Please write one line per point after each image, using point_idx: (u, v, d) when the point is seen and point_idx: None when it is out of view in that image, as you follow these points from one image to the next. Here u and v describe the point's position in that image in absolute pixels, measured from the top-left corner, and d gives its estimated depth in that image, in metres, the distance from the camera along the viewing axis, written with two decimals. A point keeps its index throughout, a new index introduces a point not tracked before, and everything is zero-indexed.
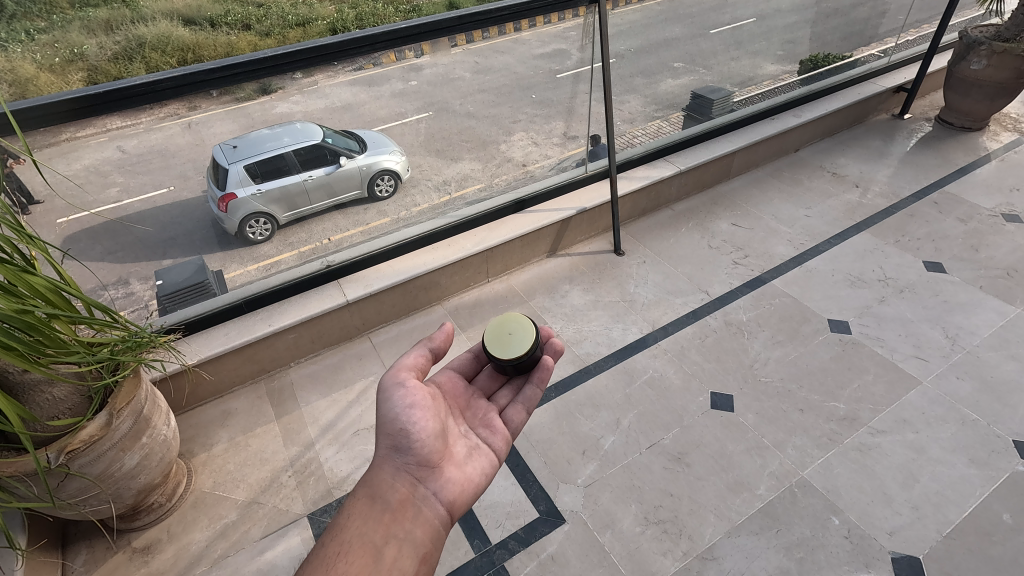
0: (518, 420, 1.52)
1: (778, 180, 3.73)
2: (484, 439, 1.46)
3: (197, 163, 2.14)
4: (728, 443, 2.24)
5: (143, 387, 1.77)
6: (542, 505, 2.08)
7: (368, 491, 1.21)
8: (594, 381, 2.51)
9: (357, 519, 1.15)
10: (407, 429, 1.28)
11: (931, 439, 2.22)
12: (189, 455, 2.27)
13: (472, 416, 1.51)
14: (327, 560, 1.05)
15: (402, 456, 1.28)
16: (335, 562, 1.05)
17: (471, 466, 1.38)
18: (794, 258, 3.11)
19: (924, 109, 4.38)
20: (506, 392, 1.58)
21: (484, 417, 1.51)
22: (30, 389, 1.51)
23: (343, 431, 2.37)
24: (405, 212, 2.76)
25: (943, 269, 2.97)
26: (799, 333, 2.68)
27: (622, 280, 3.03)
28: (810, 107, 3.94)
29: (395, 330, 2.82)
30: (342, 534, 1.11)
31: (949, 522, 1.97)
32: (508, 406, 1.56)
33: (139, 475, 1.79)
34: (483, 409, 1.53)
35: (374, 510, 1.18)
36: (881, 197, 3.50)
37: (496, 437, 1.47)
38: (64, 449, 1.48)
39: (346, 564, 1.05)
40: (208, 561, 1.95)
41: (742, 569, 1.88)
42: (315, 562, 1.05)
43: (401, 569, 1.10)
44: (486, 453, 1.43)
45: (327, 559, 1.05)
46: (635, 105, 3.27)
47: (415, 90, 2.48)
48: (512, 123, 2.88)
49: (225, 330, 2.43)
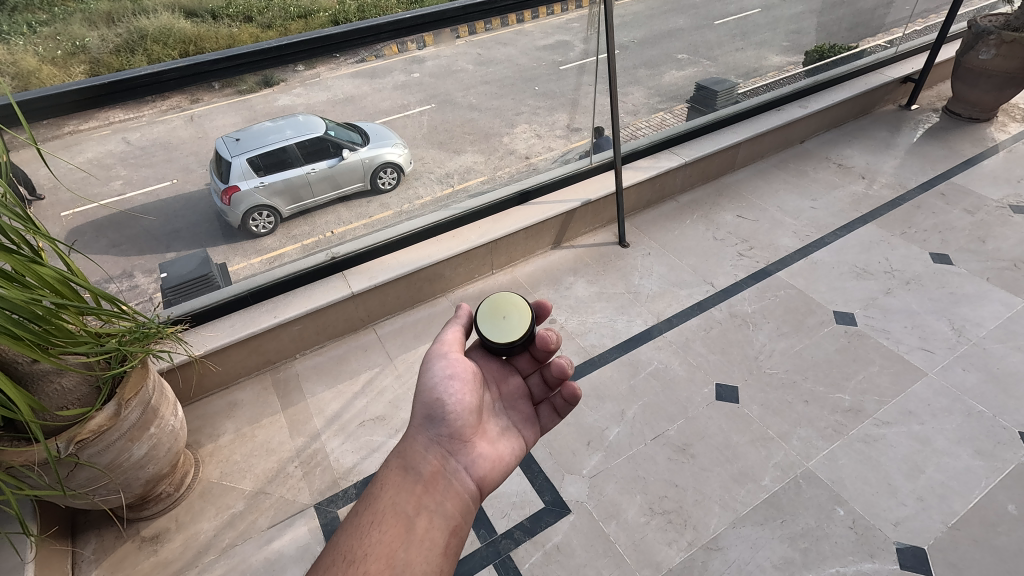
0: (547, 421, 1.54)
1: (784, 172, 3.71)
2: (513, 422, 1.46)
3: (200, 155, 2.11)
4: (732, 434, 2.24)
5: (151, 378, 1.78)
6: (547, 496, 2.09)
7: (400, 461, 1.20)
8: (598, 373, 2.51)
9: (389, 489, 1.14)
10: (438, 400, 1.28)
11: (936, 431, 2.22)
12: (196, 445, 2.29)
13: (508, 398, 1.50)
14: (360, 530, 1.05)
15: (435, 428, 1.26)
16: (369, 531, 1.05)
17: (500, 445, 1.37)
18: (799, 249, 3.10)
19: (930, 100, 4.35)
20: (539, 382, 1.55)
21: (515, 399, 1.51)
22: (40, 380, 1.52)
23: (349, 422, 2.38)
24: (409, 205, 2.75)
25: (949, 261, 2.95)
26: (804, 325, 2.67)
27: (626, 272, 3.03)
28: (816, 99, 3.91)
29: (400, 322, 2.82)
30: (376, 502, 1.11)
31: (954, 513, 1.97)
32: (538, 398, 1.56)
33: (147, 466, 1.80)
34: (516, 392, 1.52)
35: (405, 480, 1.16)
36: (887, 188, 3.48)
37: (524, 424, 1.48)
38: (73, 439, 1.50)
39: (379, 533, 1.05)
40: (216, 551, 1.96)
41: (747, 559, 1.89)
42: (347, 531, 1.05)
43: (432, 538, 1.08)
44: (516, 437, 1.43)
45: (360, 529, 1.05)
46: (639, 96, 3.24)
47: (417, 82, 2.48)
48: (515, 115, 2.86)
49: (230, 322, 2.44)
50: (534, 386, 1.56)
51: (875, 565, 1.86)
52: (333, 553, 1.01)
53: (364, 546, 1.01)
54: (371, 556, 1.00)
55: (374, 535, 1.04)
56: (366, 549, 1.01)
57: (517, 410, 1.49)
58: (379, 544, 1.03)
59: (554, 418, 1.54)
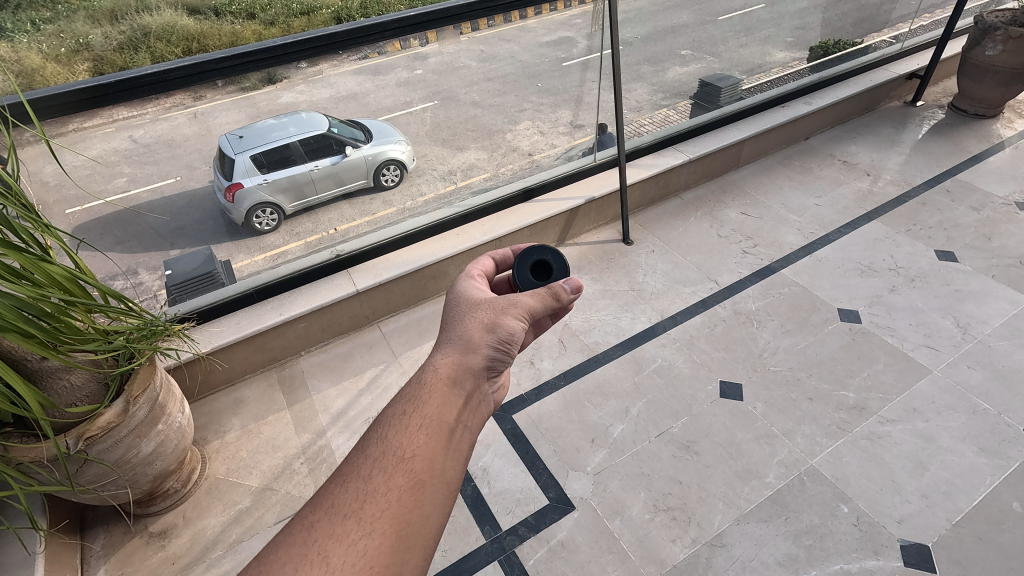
0: None
1: (788, 169, 3.70)
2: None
3: (203, 152, 2.12)
4: (737, 432, 2.25)
5: (158, 375, 1.79)
6: (552, 493, 2.10)
7: (453, 370, 0.97)
8: (602, 371, 2.51)
9: (440, 395, 0.93)
10: (507, 342, 1.05)
11: (940, 428, 2.22)
12: (202, 442, 2.30)
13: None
14: (406, 425, 0.88)
15: (494, 353, 1.03)
16: (416, 430, 0.87)
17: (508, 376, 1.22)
18: (804, 246, 3.10)
19: (936, 96, 4.33)
20: None
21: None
22: (49, 376, 1.53)
23: (354, 419, 2.39)
24: (412, 201, 2.75)
25: (954, 258, 2.95)
26: (808, 323, 2.67)
27: (630, 270, 3.03)
28: (821, 95, 3.90)
29: (405, 319, 2.83)
30: (424, 402, 0.91)
31: (959, 510, 1.97)
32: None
33: (156, 462, 1.82)
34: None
35: (456, 393, 0.95)
36: (892, 184, 3.47)
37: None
38: (83, 436, 1.52)
39: (426, 435, 0.87)
40: (223, 546, 1.98)
41: (751, 556, 1.90)
42: (391, 424, 0.88)
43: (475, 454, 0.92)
44: None
45: (406, 425, 0.88)
46: (642, 93, 3.24)
47: (420, 79, 2.48)
48: (519, 111, 2.85)
49: (236, 319, 2.45)
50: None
51: (878, 562, 1.86)
52: (378, 442, 0.86)
53: (408, 445, 0.85)
54: (417, 456, 0.85)
55: (422, 437, 0.86)
56: (414, 447, 0.85)
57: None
58: (427, 446, 0.86)
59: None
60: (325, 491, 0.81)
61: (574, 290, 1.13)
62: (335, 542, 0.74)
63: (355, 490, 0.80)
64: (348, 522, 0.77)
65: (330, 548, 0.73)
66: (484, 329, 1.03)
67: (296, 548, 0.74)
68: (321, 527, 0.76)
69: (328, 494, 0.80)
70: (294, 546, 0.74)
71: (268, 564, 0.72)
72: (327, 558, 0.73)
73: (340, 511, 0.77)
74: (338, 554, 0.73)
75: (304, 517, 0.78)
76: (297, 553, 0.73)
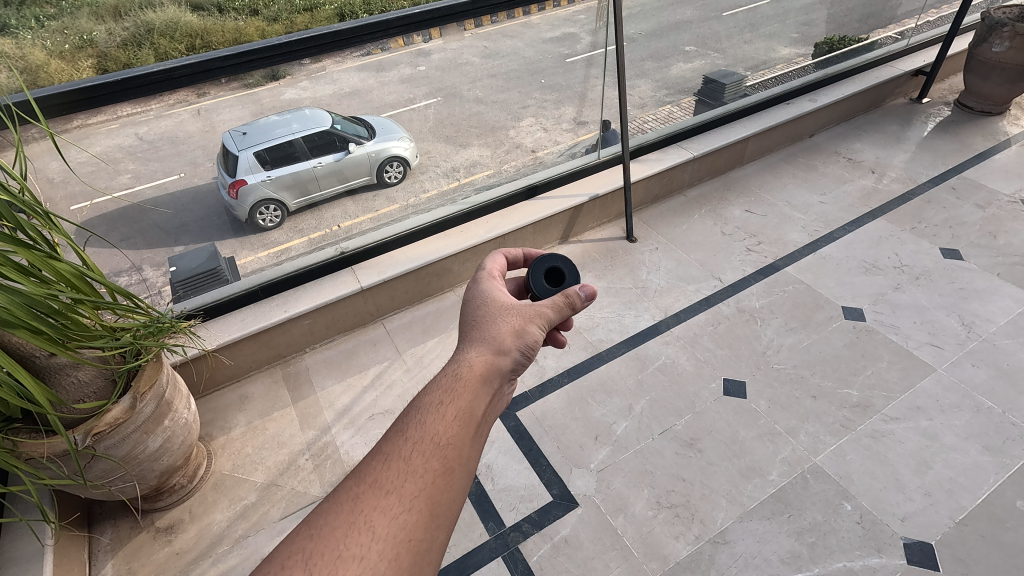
0: None
1: (793, 166, 3.69)
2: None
3: (207, 149, 2.13)
4: (740, 429, 2.25)
5: (164, 372, 1.81)
6: (555, 490, 2.11)
7: (486, 365, 0.98)
8: (606, 368, 2.52)
9: (475, 386, 0.94)
10: (530, 347, 1.08)
11: (944, 427, 2.21)
12: (208, 438, 2.32)
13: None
14: (445, 409, 0.89)
15: (521, 357, 1.05)
16: (455, 415, 0.89)
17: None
18: (808, 244, 3.09)
19: (942, 93, 4.30)
20: None
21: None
22: (55, 373, 1.53)
23: (358, 416, 2.40)
24: (415, 198, 2.75)
25: (959, 256, 2.94)
26: (812, 321, 2.67)
27: (634, 267, 3.03)
28: (826, 92, 3.88)
29: (408, 316, 2.83)
30: (460, 392, 0.92)
31: (962, 509, 1.98)
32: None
33: (162, 457, 1.83)
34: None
35: (489, 387, 0.96)
36: (897, 182, 3.46)
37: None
38: (91, 431, 1.53)
39: (465, 421, 0.89)
40: (229, 541, 1.99)
41: (754, 553, 1.90)
42: (431, 406, 0.89)
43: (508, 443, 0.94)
44: None
45: (447, 408, 0.89)
46: (646, 89, 3.22)
47: (423, 75, 2.48)
48: (522, 108, 2.85)
49: (240, 316, 2.47)
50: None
51: (881, 559, 1.86)
52: (420, 422, 0.87)
53: (448, 430, 0.87)
54: (456, 440, 0.86)
55: (460, 424, 0.88)
56: (454, 431, 0.87)
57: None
58: (466, 431, 0.88)
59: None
60: (367, 466, 0.82)
61: (587, 299, 1.15)
62: (380, 514, 0.76)
63: (399, 466, 0.81)
64: (391, 497, 0.78)
65: (375, 520, 0.75)
66: (513, 333, 1.05)
67: (342, 516, 0.76)
68: (365, 498, 0.77)
69: (372, 467, 0.82)
70: (341, 514, 0.76)
71: (318, 529, 0.75)
72: (373, 528, 0.75)
73: (384, 485, 0.79)
74: (382, 525, 0.75)
75: (347, 487, 0.80)
76: (345, 521, 0.75)
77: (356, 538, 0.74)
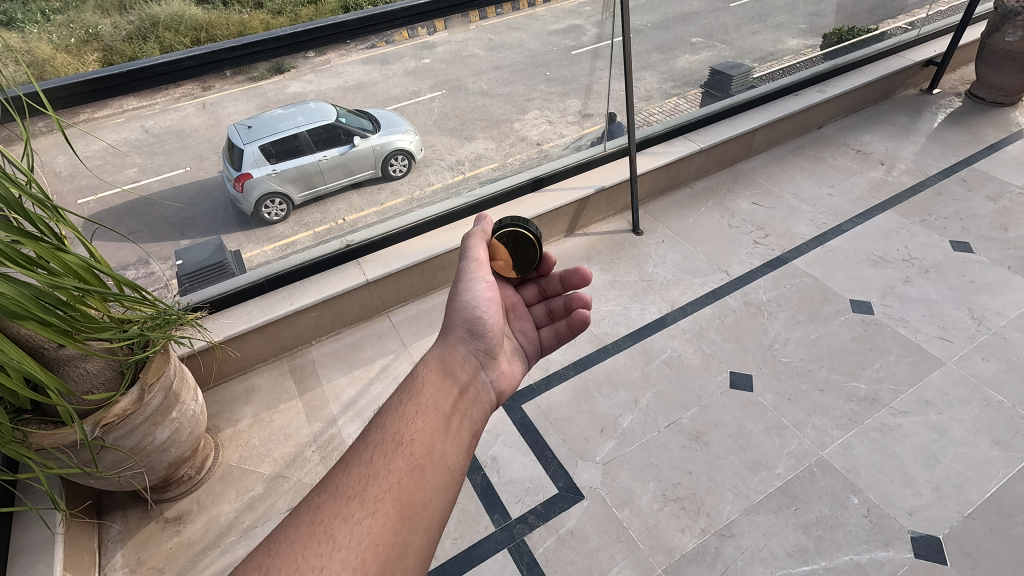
0: (549, 340, 1.56)
1: (801, 158, 3.65)
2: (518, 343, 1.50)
3: (212, 143, 2.09)
4: (747, 423, 2.24)
5: (172, 364, 1.82)
6: (561, 482, 2.11)
7: (441, 362, 1.21)
8: (612, 361, 2.51)
9: (432, 385, 1.15)
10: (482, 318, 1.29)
11: (953, 420, 2.20)
12: (216, 430, 2.33)
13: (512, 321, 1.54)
14: (403, 416, 1.08)
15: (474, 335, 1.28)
16: (411, 419, 1.07)
17: (514, 365, 1.41)
18: (816, 237, 3.06)
19: (953, 83, 4.25)
20: (542, 312, 1.60)
21: (523, 324, 1.55)
22: (65, 364, 1.54)
23: (364, 408, 2.41)
24: (419, 191, 2.73)
25: (969, 249, 2.91)
26: (819, 314, 2.65)
27: (640, 260, 3.01)
28: (835, 83, 3.84)
29: (414, 309, 2.84)
30: (422, 391, 1.14)
31: (970, 503, 1.97)
32: (543, 326, 1.59)
33: (170, 449, 1.85)
34: (523, 318, 1.56)
35: (446, 382, 1.17)
36: (907, 174, 3.42)
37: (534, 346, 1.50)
38: (100, 422, 1.54)
39: (421, 424, 1.07)
40: (237, 532, 2.01)
41: (760, 546, 1.90)
42: (389, 417, 1.08)
43: (466, 439, 1.11)
44: (521, 356, 1.48)
45: (403, 416, 1.08)
46: (651, 81, 3.19)
47: (428, 68, 2.47)
48: (526, 101, 2.80)
49: (247, 309, 2.48)
50: (537, 314, 1.61)
51: (889, 553, 1.86)
52: (378, 432, 1.05)
53: (408, 431, 1.05)
54: (412, 444, 1.03)
55: (421, 423, 1.07)
56: (410, 434, 1.04)
57: (520, 329, 1.54)
58: (422, 433, 1.05)
59: (559, 343, 1.57)
60: (332, 477, 0.97)
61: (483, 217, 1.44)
62: (341, 522, 0.89)
63: (359, 475, 0.97)
64: (351, 503, 0.93)
65: (335, 528, 0.88)
66: (461, 317, 1.28)
67: (304, 529, 0.88)
68: (328, 507, 0.92)
69: (333, 480, 0.97)
70: (303, 526, 0.89)
71: (277, 545, 0.87)
72: (334, 537, 0.87)
73: (345, 494, 0.94)
74: (344, 533, 0.88)
75: (310, 500, 0.93)
76: (305, 533, 0.88)
77: (317, 547, 0.86)
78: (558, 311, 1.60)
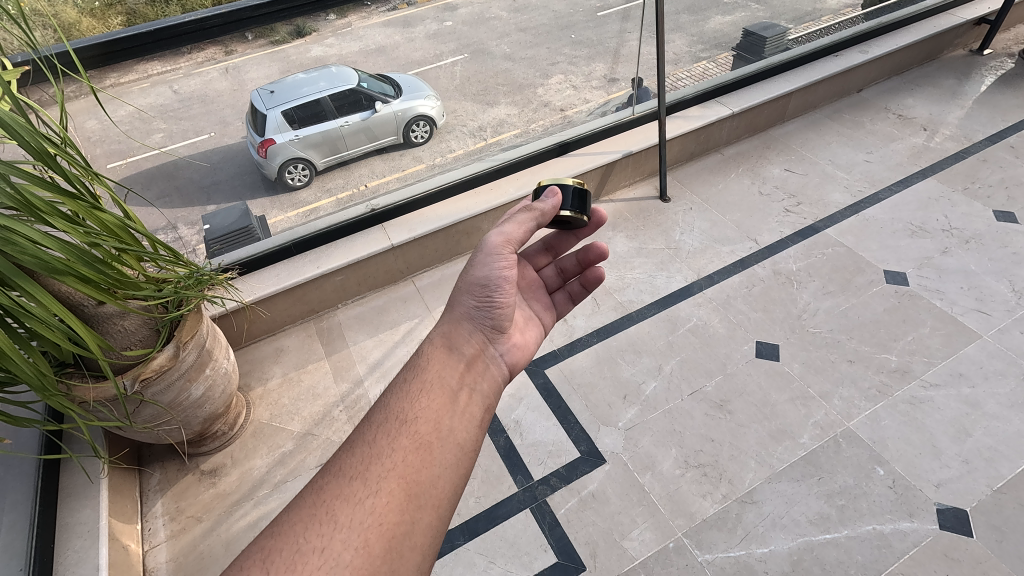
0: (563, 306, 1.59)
1: (837, 123, 3.51)
2: (535, 310, 1.51)
3: (236, 107, 2.04)
4: (772, 392, 2.22)
5: (204, 323, 1.86)
6: (583, 446, 2.13)
7: (446, 339, 1.23)
8: (636, 329, 2.50)
9: (437, 362, 1.18)
10: (490, 299, 1.26)
11: (988, 394, 2.15)
12: (247, 388, 2.40)
13: (525, 284, 1.56)
14: (408, 396, 1.11)
15: (482, 314, 1.28)
16: (415, 399, 1.10)
17: (529, 335, 1.42)
18: (851, 205, 2.96)
19: (1006, 43, 4.00)
20: (554, 274, 1.62)
21: (534, 286, 1.57)
22: (104, 321, 1.59)
23: (390, 370, 2.46)
24: (441, 157, 2.70)
25: (1014, 219, 2.79)
26: (851, 285, 2.58)
27: (667, 228, 2.96)
28: (878, 43, 3.65)
29: (439, 274, 2.86)
30: (427, 368, 1.16)
31: (1000, 477, 1.94)
32: (555, 290, 1.62)
33: (204, 405, 1.91)
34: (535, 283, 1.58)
35: (451, 358, 1.20)
36: (951, 140, 3.26)
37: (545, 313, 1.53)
38: (139, 377, 1.59)
39: (426, 401, 1.09)
40: (269, 485, 2.09)
41: (782, 513, 1.91)
42: (394, 396, 1.11)
43: (475, 413, 1.13)
44: (537, 324, 1.48)
45: (408, 395, 1.10)
46: (681, 44, 3.02)
47: (450, 31, 2.37)
48: (550, 65, 2.67)
49: (275, 272, 2.54)
50: (547, 276, 1.63)
51: (913, 523, 1.85)
52: (382, 411, 1.08)
53: (413, 411, 1.07)
54: (417, 423, 1.05)
55: (425, 400, 1.09)
56: (414, 413, 1.07)
57: (533, 299, 1.54)
58: (426, 412, 1.08)
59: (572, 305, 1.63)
60: (335, 460, 1.01)
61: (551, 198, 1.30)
62: (343, 502, 0.93)
63: (363, 456, 1.00)
64: (353, 484, 0.96)
65: (337, 508, 0.92)
66: (466, 295, 1.27)
67: (306, 511, 0.92)
68: (330, 488, 0.95)
69: (337, 461, 1.00)
70: (305, 508, 0.93)
71: (280, 526, 0.90)
72: (335, 518, 0.91)
73: (347, 474, 0.97)
74: (346, 514, 0.92)
75: (315, 484, 0.97)
76: (307, 515, 0.92)
77: (318, 529, 0.90)
78: (569, 269, 1.62)
